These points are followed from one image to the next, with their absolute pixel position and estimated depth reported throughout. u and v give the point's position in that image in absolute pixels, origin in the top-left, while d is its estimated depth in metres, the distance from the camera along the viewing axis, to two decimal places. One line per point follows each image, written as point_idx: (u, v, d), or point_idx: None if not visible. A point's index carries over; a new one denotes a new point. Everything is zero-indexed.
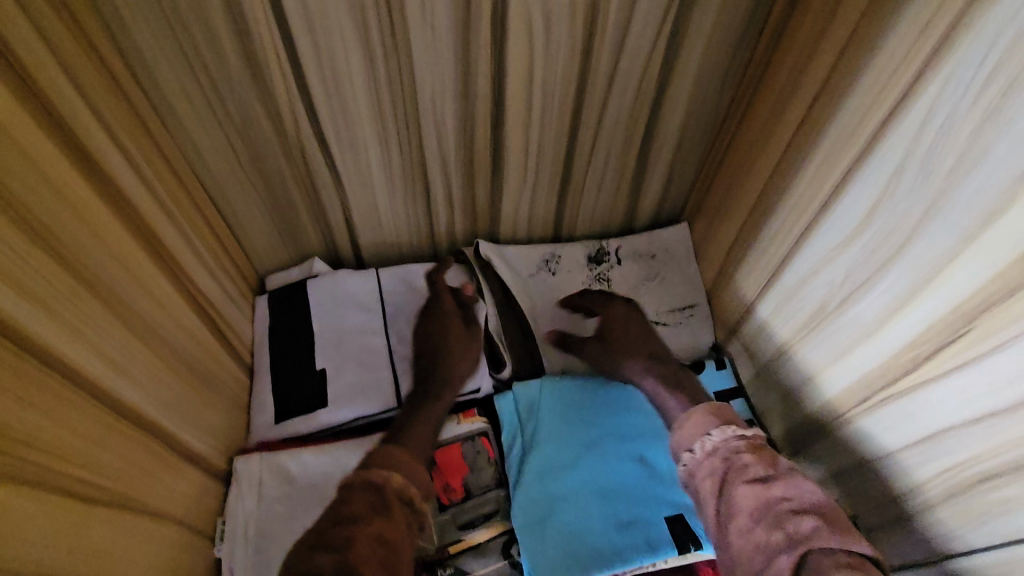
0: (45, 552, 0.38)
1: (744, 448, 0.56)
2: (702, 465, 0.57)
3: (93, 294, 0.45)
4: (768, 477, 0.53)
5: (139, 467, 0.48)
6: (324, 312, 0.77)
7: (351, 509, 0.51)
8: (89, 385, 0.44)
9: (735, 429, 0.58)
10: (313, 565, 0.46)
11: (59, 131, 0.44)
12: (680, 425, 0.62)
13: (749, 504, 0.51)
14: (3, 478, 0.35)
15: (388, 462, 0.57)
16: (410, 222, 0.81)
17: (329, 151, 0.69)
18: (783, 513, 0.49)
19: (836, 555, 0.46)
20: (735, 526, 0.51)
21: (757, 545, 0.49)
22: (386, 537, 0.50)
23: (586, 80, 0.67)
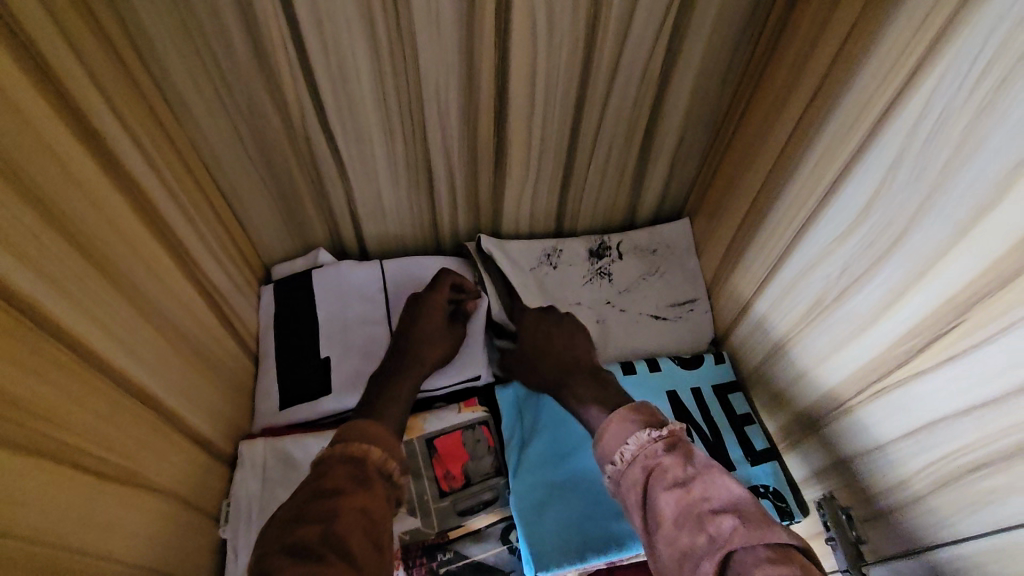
0: (57, 522, 0.39)
1: (661, 450, 0.56)
2: (625, 475, 0.57)
3: (104, 276, 0.47)
4: (684, 480, 0.52)
5: (146, 446, 0.50)
6: (328, 302, 0.78)
7: (332, 483, 0.53)
8: (101, 364, 0.45)
9: (650, 431, 0.58)
10: (298, 537, 0.47)
11: (73, 118, 0.46)
12: (600, 434, 0.61)
13: (669, 510, 0.51)
14: (17, 448, 0.36)
15: (356, 439, 0.58)
16: (413, 215, 0.82)
17: (335, 142, 0.70)
18: (702, 516, 0.49)
19: (757, 551, 0.45)
20: (662, 534, 0.51)
21: (683, 551, 0.49)
22: (366, 509, 0.52)
23: (588, 74, 0.68)
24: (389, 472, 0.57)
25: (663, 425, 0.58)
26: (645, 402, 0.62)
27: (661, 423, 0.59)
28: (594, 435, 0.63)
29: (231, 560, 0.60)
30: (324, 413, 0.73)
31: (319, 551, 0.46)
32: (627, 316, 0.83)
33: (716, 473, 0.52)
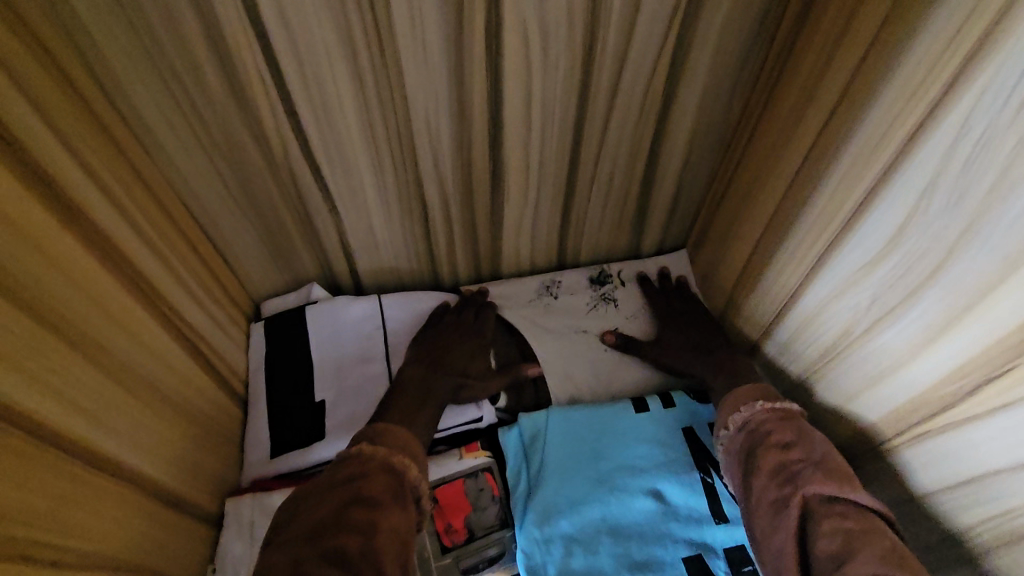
0: None
1: (769, 419, 0.58)
2: (731, 438, 0.59)
3: (60, 340, 0.43)
4: (790, 444, 0.54)
5: (116, 520, 0.46)
6: (323, 341, 0.75)
7: (371, 490, 0.50)
8: (58, 438, 0.41)
9: (765, 403, 0.60)
10: (336, 545, 0.45)
11: (28, 173, 0.42)
12: (721, 402, 0.64)
13: (768, 464, 0.53)
14: None
15: (401, 451, 0.55)
16: (407, 249, 0.78)
17: (320, 175, 0.66)
18: (794, 471, 0.52)
19: (833, 506, 0.48)
20: (751, 487, 0.54)
21: (768, 501, 0.52)
22: (402, 527, 0.49)
23: (588, 94, 0.63)
24: (418, 493, 0.54)
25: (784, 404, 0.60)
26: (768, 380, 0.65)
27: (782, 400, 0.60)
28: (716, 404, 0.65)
29: None
30: (316, 461, 0.68)
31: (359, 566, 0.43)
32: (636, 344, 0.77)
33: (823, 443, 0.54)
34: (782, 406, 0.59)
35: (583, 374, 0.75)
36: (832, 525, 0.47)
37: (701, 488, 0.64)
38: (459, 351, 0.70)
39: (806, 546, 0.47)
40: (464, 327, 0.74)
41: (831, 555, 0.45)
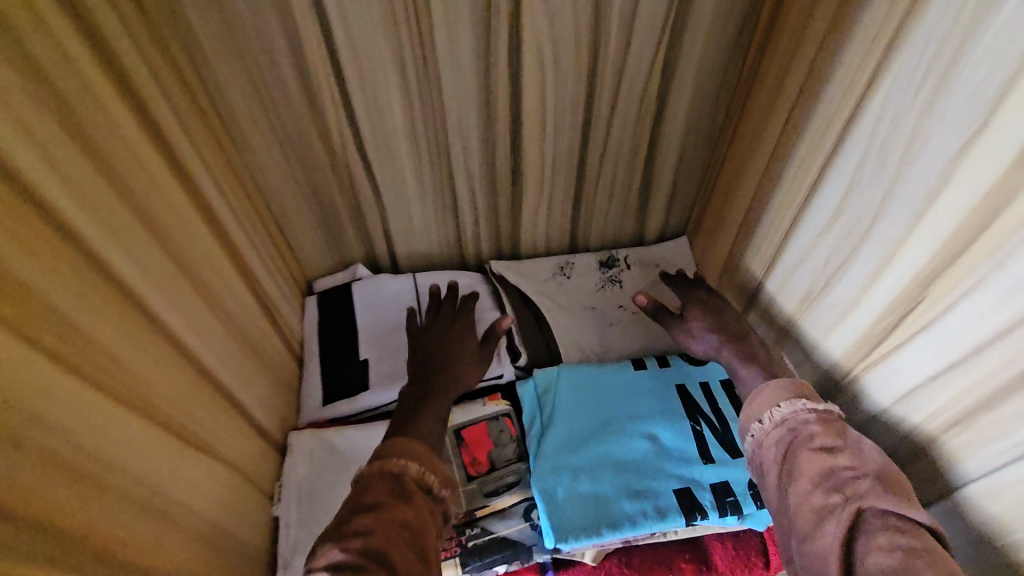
0: (161, 471, 0.47)
1: (813, 420, 0.60)
2: (770, 435, 0.62)
3: (186, 276, 0.56)
4: (835, 448, 0.57)
5: (219, 422, 0.58)
6: (368, 309, 0.87)
7: (370, 497, 0.54)
8: (186, 348, 0.54)
9: (806, 403, 0.62)
10: (341, 551, 0.50)
11: (164, 148, 0.55)
12: (754, 396, 0.66)
13: (816, 468, 0.56)
14: (133, 406, 0.45)
15: (404, 450, 0.60)
16: (439, 233, 0.91)
17: (370, 168, 0.80)
18: (843, 479, 0.55)
19: (888, 518, 0.51)
20: (795, 488, 0.57)
21: (816, 504, 0.55)
22: (404, 520, 0.53)
23: (592, 100, 0.77)
24: (430, 486, 0.58)
25: (819, 404, 0.63)
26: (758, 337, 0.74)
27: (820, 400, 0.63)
28: (748, 397, 0.68)
29: (283, 536, 0.66)
30: (362, 408, 0.79)
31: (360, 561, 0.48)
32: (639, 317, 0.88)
33: (870, 452, 0.57)
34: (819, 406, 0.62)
35: (592, 339, 0.86)
36: (890, 540, 0.49)
37: (692, 434, 0.75)
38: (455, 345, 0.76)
39: (856, 558, 0.50)
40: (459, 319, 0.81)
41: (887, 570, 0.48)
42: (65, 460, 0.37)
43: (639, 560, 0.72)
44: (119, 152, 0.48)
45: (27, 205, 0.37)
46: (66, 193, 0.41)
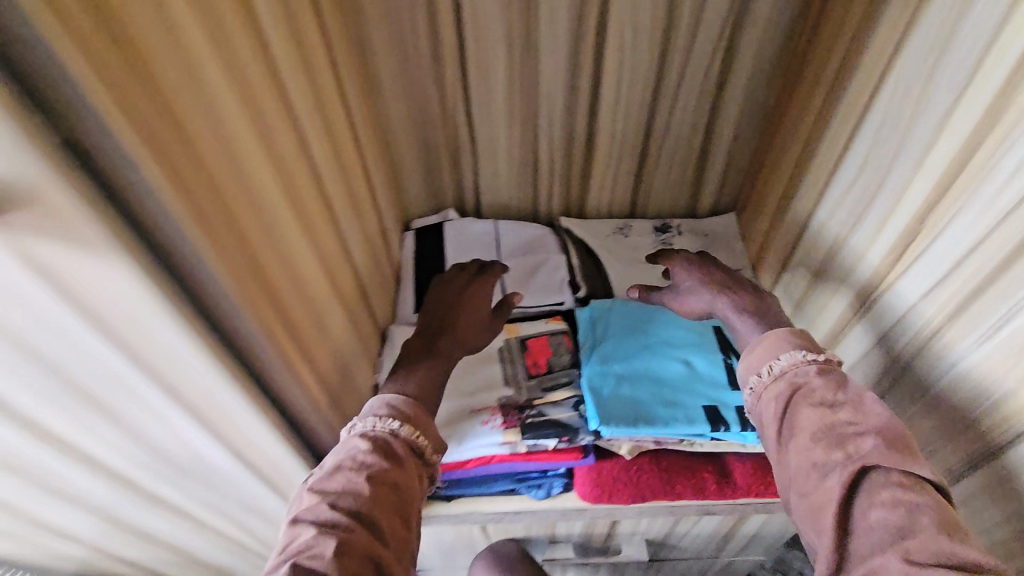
0: (324, 300, 0.65)
1: (813, 371, 0.68)
2: (769, 387, 0.69)
3: (342, 174, 0.74)
4: (832, 402, 0.64)
5: (351, 290, 0.76)
6: (455, 244, 1.05)
7: (362, 456, 0.62)
8: (339, 226, 0.73)
9: (805, 356, 0.69)
10: (334, 506, 0.58)
11: (337, 80, 0.75)
12: (751, 350, 0.74)
13: (814, 423, 0.63)
14: (313, 245, 0.63)
15: (399, 414, 0.68)
16: (518, 189, 1.08)
17: (471, 125, 0.98)
18: (845, 434, 0.61)
19: (892, 474, 0.58)
20: (797, 442, 0.64)
21: (817, 459, 0.61)
22: (397, 482, 0.62)
23: (661, 79, 0.92)
24: (421, 449, 0.67)
25: (816, 354, 0.70)
26: (746, 289, 0.85)
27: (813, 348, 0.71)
28: (744, 351, 0.76)
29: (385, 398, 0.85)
30: None
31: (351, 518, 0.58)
32: None
33: (866, 402, 0.64)
34: (817, 358, 0.69)
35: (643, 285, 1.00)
36: (892, 495, 0.56)
37: (722, 364, 0.87)
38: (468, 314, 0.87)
39: (859, 515, 0.57)
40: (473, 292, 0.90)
41: (894, 526, 0.54)
42: (287, 257, 0.56)
43: (667, 462, 0.85)
44: (319, 72, 0.68)
45: (280, 87, 0.57)
46: (296, 87, 0.60)
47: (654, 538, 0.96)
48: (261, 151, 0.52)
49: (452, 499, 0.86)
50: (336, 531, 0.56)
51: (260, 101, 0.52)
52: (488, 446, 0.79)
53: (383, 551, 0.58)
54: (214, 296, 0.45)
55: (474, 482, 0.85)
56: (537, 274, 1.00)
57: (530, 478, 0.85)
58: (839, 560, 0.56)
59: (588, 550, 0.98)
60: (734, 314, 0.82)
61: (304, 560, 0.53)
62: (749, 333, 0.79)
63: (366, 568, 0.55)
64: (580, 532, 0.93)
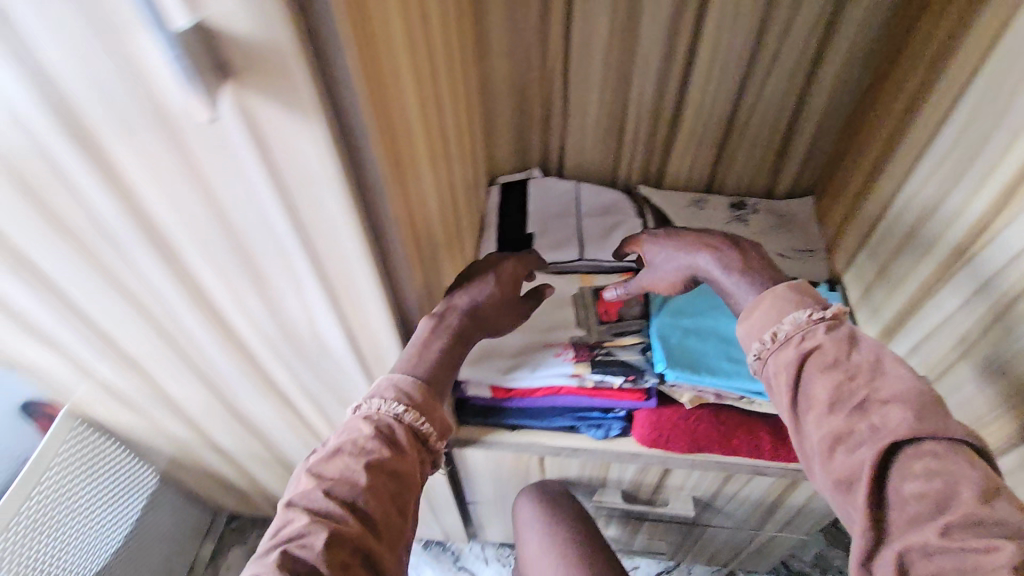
0: (433, 216, 0.73)
1: (820, 333, 0.68)
2: (778, 357, 0.69)
3: (456, 112, 0.82)
4: (838, 362, 0.65)
5: (452, 217, 0.84)
6: (537, 198, 1.11)
7: (363, 442, 0.64)
8: (450, 157, 0.80)
9: (806, 314, 0.69)
10: (329, 494, 0.61)
11: (460, 28, 0.82)
12: (751, 312, 0.73)
13: (827, 390, 0.64)
14: (434, 164, 0.71)
15: (406, 397, 0.68)
16: (601, 155, 1.14)
17: (567, 88, 1.04)
18: (865, 402, 0.62)
19: (922, 445, 0.59)
20: (814, 412, 0.65)
21: (838, 429, 0.62)
22: (397, 468, 0.64)
23: (756, 56, 0.96)
24: (425, 436, 0.68)
25: (817, 310, 0.70)
26: (707, 237, 0.82)
27: (806, 303, 0.71)
28: (743, 314, 0.74)
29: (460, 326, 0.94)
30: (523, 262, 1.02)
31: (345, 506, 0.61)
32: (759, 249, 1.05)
33: (882, 363, 0.64)
34: (818, 314, 0.69)
35: None
36: (923, 466, 0.58)
37: None
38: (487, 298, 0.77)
39: (894, 486, 0.59)
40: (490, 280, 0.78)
41: (923, 494, 0.57)
42: (416, 166, 0.64)
43: (726, 417, 0.87)
44: (450, 14, 0.76)
45: (424, 16, 0.64)
46: (434, 19, 0.68)
47: (701, 496, 1.00)
48: (410, 66, 0.59)
49: (517, 428, 0.92)
50: (328, 521, 0.59)
51: (413, 23, 0.60)
52: (558, 377, 0.85)
53: (373, 543, 0.61)
54: (371, 187, 0.54)
55: (539, 415, 0.91)
56: (613, 233, 1.05)
57: (591, 418, 0.90)
58: (874, 538, 0.58)
59: (634, 499, 1.03)
60: (717, 269, 0.79)
61: (294, 548, 0.57)
62: (745, 300, 0.76)
63: (354, 559, 0.58)
64: (631, 479, 0.98)
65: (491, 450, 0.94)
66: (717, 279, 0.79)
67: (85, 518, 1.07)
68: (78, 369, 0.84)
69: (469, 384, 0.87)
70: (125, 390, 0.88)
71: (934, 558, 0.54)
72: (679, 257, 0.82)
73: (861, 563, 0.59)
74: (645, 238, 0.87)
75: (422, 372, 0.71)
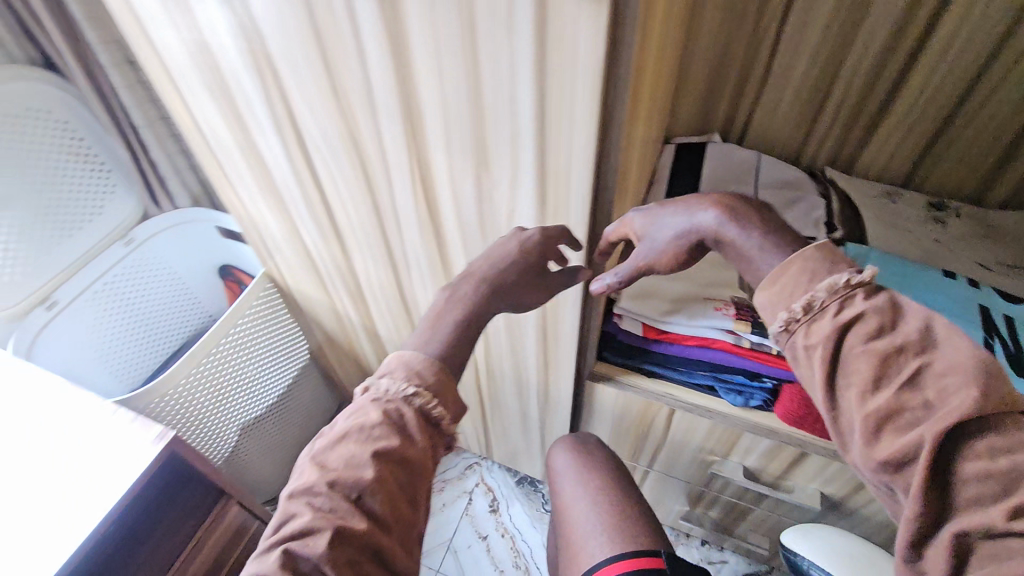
0: (638, 142, 0.76)
1: (858, 302, 0.57)
2: (812, 329, 0.58)
3: (670, 54, 0.83)
4: (883, 329, 0.55)
5: (643, 155, 0.86)
6: (716, 160, 1.09)
7: (370, 427, 0.58)
8: (658, 95, 0.82)
9: (841, 279, 0.58)
10: (334, 486, 0.54)
11: None
12: (777, 275, 0.61)
13: (871, 365, 0.54)
14: (652, 91, 0.74)
15: (419, 379, 0.62)
16: (792, 129, 1.09)
17: (772, 56, 1.01)
18: (908, 377, 0.52)
19: (985, 423, 0.49)
20: (855, 393, 0.54)
21: (884, 409, 0.52)
22: (406, 456, 0.57)
23: (1006, 42, 0.87)
24: (438, 419, 0.61)
25: (854, 275, 0.59)
26: (709, 193, 0.68)
27: (837, 266, 0.60)
28: (762, 279, 0.63)
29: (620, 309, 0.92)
30: None
31: (349, 500, 0.53)
32: (956, 253, 0.96)
33: (933, 332, 0.54)
34: (855, 280, 0.58)
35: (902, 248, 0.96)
36: (986, 442, 0.48)
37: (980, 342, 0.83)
38: (509, 267, 0.71)
39: (951, 467, 0.49)
40: (517, 248, 0.71)
41: (983, 473, 0.47)
42: (644, 85, 0.67)
43: None
44: None
45: None
46: None
47: (829, 495, 0.97)
48: None
49: (655, 375, 0.94)
50: (331, 517, 0.52)
51: None
52: (712, 329, 0.86)
53: (384, 541, 0.53)
54: (615, 86, 0.57)
55: (678, 367, 0.92)
56: (792, 208, 1.02)
57: (733, 383, 0.89)
58: (921, 530, 0.49)
59: (754, 476, 1.01)
60: (731, 230, 0.64)
61: (297, 548, 0.51)
62: (768, 268, 0.62)
63: (362, 556, 0.52)
64: (759, 456, 0.96)
65: (623, 391, 0.97)
66: (734, 243, 0.64)
67: (259, 370, 1.24)
68: (290, 230, 0.98)
69: (623, 319, 0.91)
70: (321, 260, 1.01)
71: (1000, 540, 0.45)
72: (680, 221, 0.67)
73: (907, 549, 0.50)
74: (633, 212, 0.69)
75: (434, 353, 0.66)
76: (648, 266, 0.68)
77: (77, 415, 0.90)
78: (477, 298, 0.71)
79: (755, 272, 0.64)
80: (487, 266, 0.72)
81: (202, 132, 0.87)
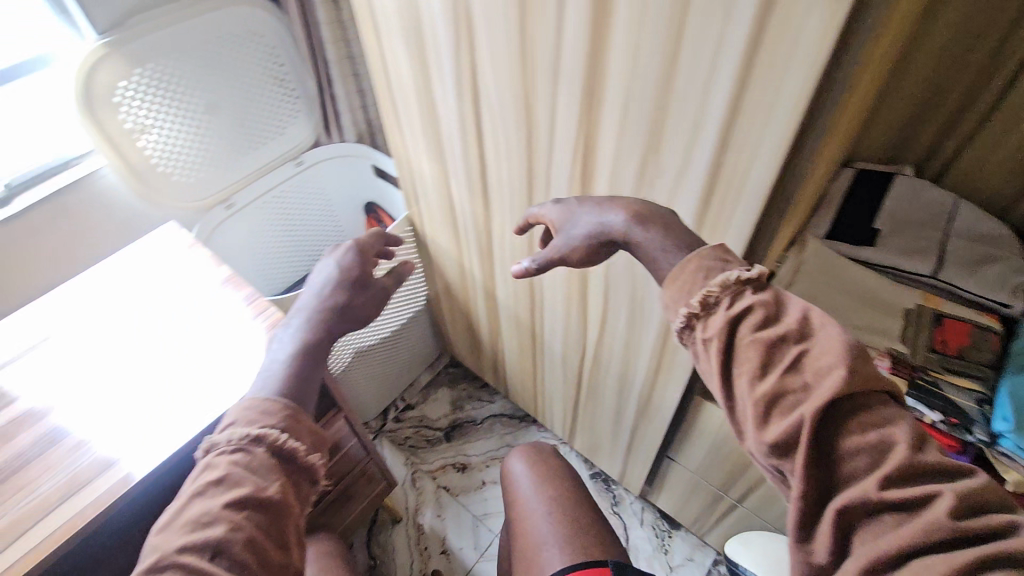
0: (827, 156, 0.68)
1: (751, 295, 0.56)
2: (708, 327, 0.56)
3: (886, 69, 0.73)
4: (768, 320, 0.54)
5: (823, 174, 0.78)
6: (902, 195, 0.95)
7: (219, 480, 0.61)
8: (859, 112, 0.73)
9: (739, 272, 0.57)
10: (187, 549, 0.56)
11: None
12: (679, 269, 0.59)
13: (758, 355, 0.52)
14: (858, 104, 0.66)
15: (268, 420, 0.67)
16: (1008, 180, 0.92)
17: (1006, 93, 0.85)
18: (790, 368, 0.51)
19: (855, 397, 0.49)
20: (750, 391, 0.52)
21: (769, 396, 0.51)
22: (265, 494, 0.61)
23: None
24: (292, 454, 0.66)
25: (746, 268, 0.58)
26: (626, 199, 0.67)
27: (730, 263, 0.58)
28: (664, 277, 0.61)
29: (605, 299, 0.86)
30: (860, 256, 0.91)
31: (205, 559, 0.55)
32: None
33: (809, 320, 0.54)
34: (749, 274, 0.57)
35: None
36: (856, 422, 0.48)
37: None
38: (344, 293, 0.84)
39: (828, 442, 0.49)
40: (338, 271, 0.84)
41: (859, 449, 0.47)
42: (854, 97, 0.59)
43: None
44: None
45: None
46: None
47: None
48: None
49: None
50: None
51: None
52: None
53: None
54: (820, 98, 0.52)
55: None
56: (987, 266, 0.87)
57: None
58: (807, 509, 0.48)
59: None
60: (637, 233, 0.63)
61: None
62: (668, 265, 0.60)
63: None
64: None
65: None
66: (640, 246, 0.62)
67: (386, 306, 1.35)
68: (442, 180, 1.02)
69: None
70: (462, 214, 1.05)
71: (877, 514, 0.46)
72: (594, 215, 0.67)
73: (795, 529, 0.49)
74: (552, 208, 0.73)
75: (280, 395, 0.71)
76: (563, 258, 0.69)
77: (213, 310, 1.00)
78: (312, 331, 0.79)
79: (655, 269, 0.62)
80: (319, 305, 0.81)
81: (387, 75, 0.92)
